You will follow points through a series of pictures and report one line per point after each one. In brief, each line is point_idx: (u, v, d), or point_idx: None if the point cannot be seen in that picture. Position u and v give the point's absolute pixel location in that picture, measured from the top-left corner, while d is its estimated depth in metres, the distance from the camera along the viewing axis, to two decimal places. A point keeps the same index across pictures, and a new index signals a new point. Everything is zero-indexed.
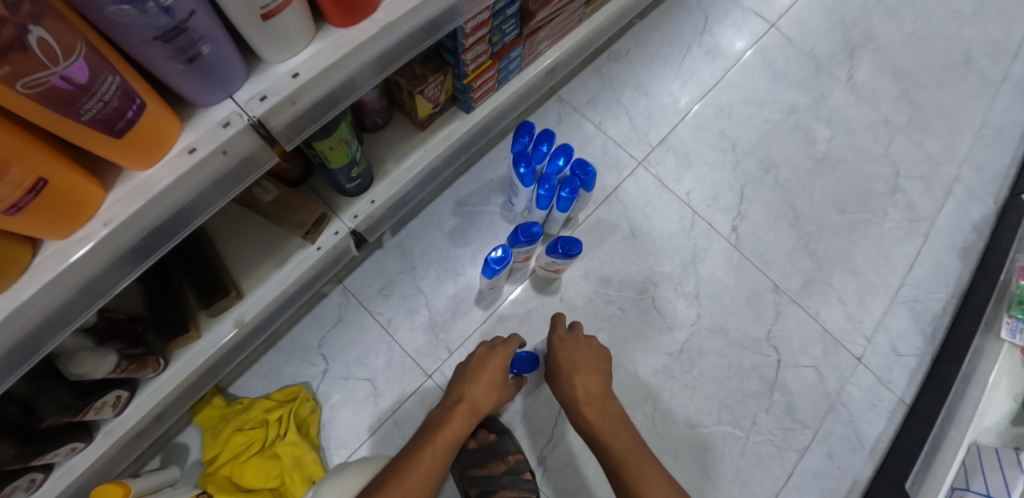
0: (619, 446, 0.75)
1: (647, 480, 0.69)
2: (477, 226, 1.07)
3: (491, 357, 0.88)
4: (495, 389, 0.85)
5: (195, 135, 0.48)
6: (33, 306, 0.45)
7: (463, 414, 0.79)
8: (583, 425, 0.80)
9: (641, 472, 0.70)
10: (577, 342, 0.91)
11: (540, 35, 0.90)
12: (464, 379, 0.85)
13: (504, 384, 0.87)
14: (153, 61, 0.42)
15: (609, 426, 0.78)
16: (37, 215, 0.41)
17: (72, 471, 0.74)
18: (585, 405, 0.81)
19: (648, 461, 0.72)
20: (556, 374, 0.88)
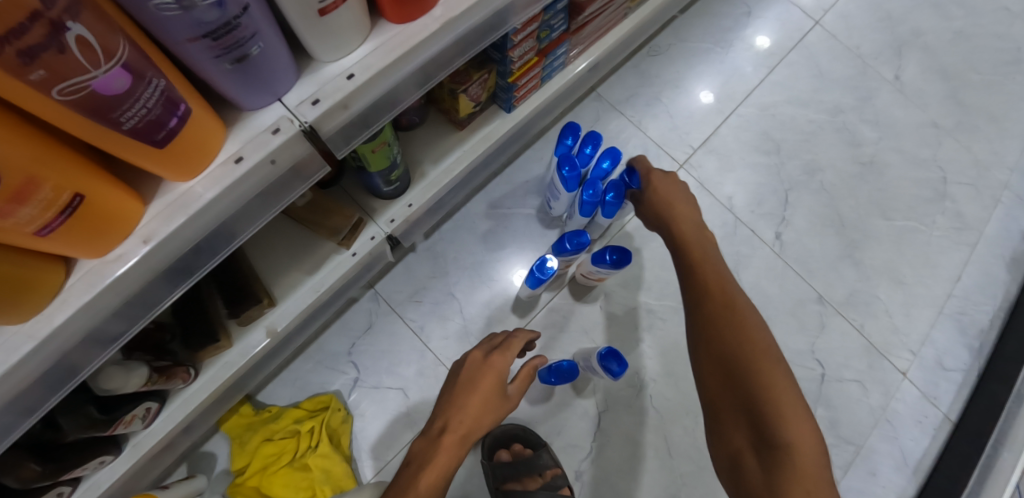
0: (724, 319, 0.59)
1: (760, 371, 0.54)
2: (512, 229, 1.02)
3: (488, 366, 0.67)
4: (492, 408, 0.64)
5: (240, 144, 0.44)
6: (64, 332, 0.42)
7: (455, 445, 0.60)
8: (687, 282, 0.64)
9: (756, 356, 0.55)
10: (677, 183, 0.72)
11: (586, 30, 0.85)
12: (452, 401, 0.64)
13: (504, 397, 0.66)
14: (198, 62, 0.37)
15: (719, 286, 0.62)
16: (70, 235, 0.37)
17: (97, 486, 0.71)
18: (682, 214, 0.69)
19: (766, 340, 0.57)
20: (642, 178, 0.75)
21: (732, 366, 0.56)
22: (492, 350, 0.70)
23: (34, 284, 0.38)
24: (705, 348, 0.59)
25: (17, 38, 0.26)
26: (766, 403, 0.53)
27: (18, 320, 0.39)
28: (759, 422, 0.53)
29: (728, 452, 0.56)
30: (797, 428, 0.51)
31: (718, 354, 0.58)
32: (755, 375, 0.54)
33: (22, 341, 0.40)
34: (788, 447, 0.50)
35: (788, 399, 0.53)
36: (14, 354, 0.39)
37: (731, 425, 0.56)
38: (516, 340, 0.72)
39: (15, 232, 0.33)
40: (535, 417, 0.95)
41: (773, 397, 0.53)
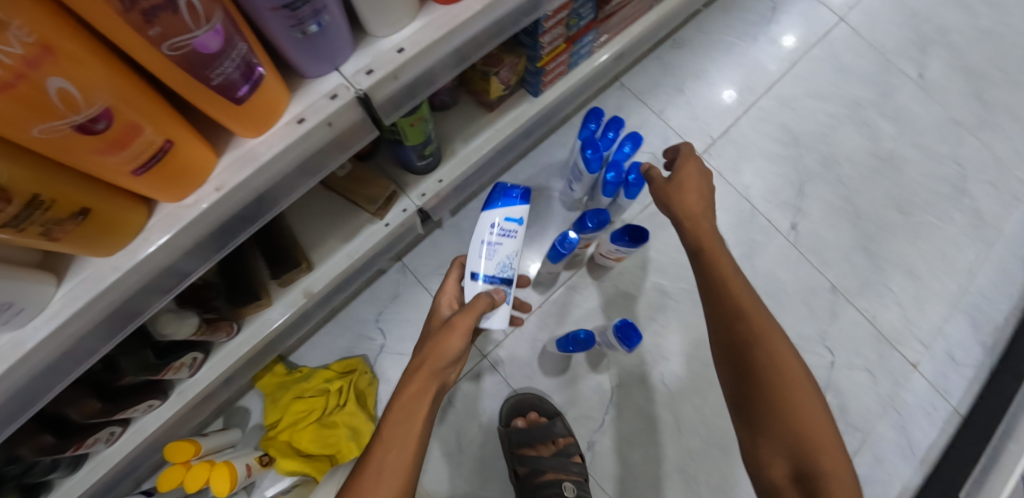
0: (779, 367, 0.60)
1: (816, 423, 0.58)
2: (534, 210, 1.07)
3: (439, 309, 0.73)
4: (439, 337, 0.65)
5: (303, 106, 0.49)
6: (141, 269, 0.49)
7: (409, 404, 0.61)
8: (730, 312, 0.64)
9: (808, 404, 0.59)
10: (699, 190, 0.75)
11: (612, 20, 0.89)
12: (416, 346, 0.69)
13: (450, 325, 0.66)
14: (275, 31, 0.42)
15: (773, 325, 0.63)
16: (157, 179, 0.43)
17: (143, 430, 0.80)
18: (702, 218, 0.73)
19: (800, 372, 0.60)
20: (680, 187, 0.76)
21: (789, 415, 0.58)
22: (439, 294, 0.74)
23: (120, 219, 0.45)
24: (752, 384, 0.61)
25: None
26: (817, 452, 0.56)
27: (105, 254, 0.46)
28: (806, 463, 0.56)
29: (766, 482, 0.59)
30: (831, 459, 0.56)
31: (773, 395, 0.59)
32: (813, 425, 0.58)
33: (109, 271, 0.47)
34: (824, 477, 0.55)
35: (838, 452, 0.57)
36: (102, 281, 0.47)
37: (767, 461, 0.59)
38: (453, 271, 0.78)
39: (114, 168, 0.40)
40: (548, 389, 1.00)
41: (820, 446, 0.57)
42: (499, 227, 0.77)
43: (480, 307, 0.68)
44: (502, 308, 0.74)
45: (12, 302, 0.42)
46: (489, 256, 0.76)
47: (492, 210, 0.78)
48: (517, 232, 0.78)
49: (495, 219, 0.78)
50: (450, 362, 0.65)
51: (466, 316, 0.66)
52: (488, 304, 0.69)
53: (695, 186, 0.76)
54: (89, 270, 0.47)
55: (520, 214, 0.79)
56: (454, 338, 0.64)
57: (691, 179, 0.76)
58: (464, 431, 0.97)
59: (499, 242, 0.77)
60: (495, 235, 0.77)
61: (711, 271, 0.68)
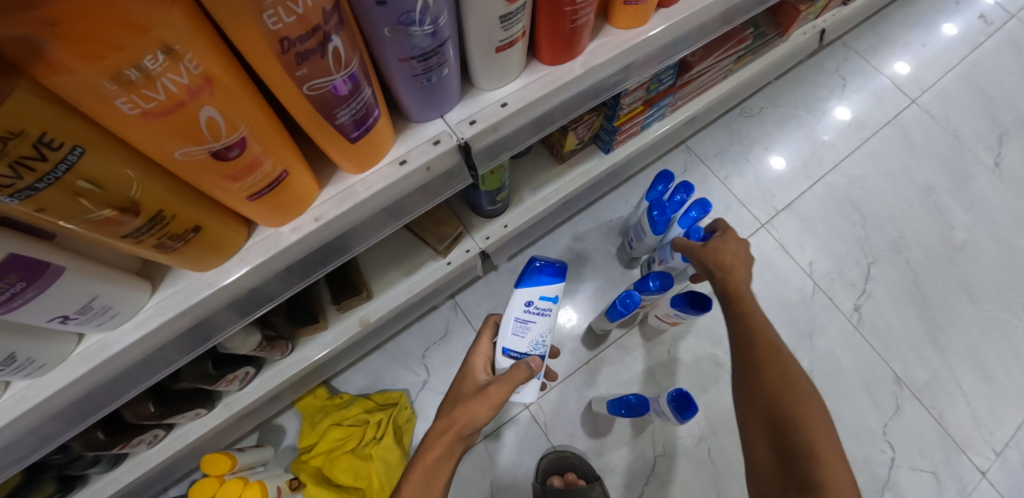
0: (786, 389, 0.62)
1: (819, 442, 0.58)
2: (591, 264, 1.07)
3: (473, 371, 0.73)
4: (470, 405, 0.65)
5: (406, 149, 0.51)
6: (230, 289, 0.51)
7: (429, 469, 0.63)
8: (744, 339, 0.68)
9: (809, 418, 0.60)
10: (735, 247, 0.75)
11: (688, 87, 0.91)
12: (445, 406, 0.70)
13: (481, 393, 0.66)
14: (398, 79, 0.45)
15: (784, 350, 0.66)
16: (266, 206, 0.46)
17: (186, 436, 0.81)
18: (733, 267, 0.73)
19: (805, 388, 0.62)
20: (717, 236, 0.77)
21: (786, 425, 0.60)
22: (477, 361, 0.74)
23: (224, 239, 0.47)
24: (756, 401, 0.64)
25: (299, 42, 0.34)
26: (818, 466, 0.56)
27: (202, 270, 0.49)
28: (796, 470, 0.57)
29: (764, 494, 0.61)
30: (832, 472, 0.56)
31: (773, 407, 0.62)
32: (811, 438, 0.58)
33: (201, 287, 0.49)
34: (821, 488, 0.54)
35: (840, 467, 0.56)
36: (193, 296, 0.49)
37: (765, 472, 0.61)
38: (485, 332, 0.78)
39: (234, 193, 0.42)
40: (588, 449, 0.96)
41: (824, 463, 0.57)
42: (534, 306, 0.74)
43: (515, 377, 0.67)
44: (532, 383, 0.73)
45: (110, 306, 0.44)
46: (524, 334, 0.73)
47: (526, 287, 0.75)
48: (551, 311, 0.75)
49: (530, 297, 0.74)
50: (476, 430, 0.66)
51: (499, 386, 0.65)
52: (525, 375, 0.67)
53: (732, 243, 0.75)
54: (183, 284, 0.50)
55: (554, 292, 0.76)
56: (484, 406, 0.64)
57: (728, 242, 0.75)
58: (497, 481, 0.94)
59: (533, 320, 0.74)
60: (530, 312, 0.74)
61: (740, 313, 0.70)
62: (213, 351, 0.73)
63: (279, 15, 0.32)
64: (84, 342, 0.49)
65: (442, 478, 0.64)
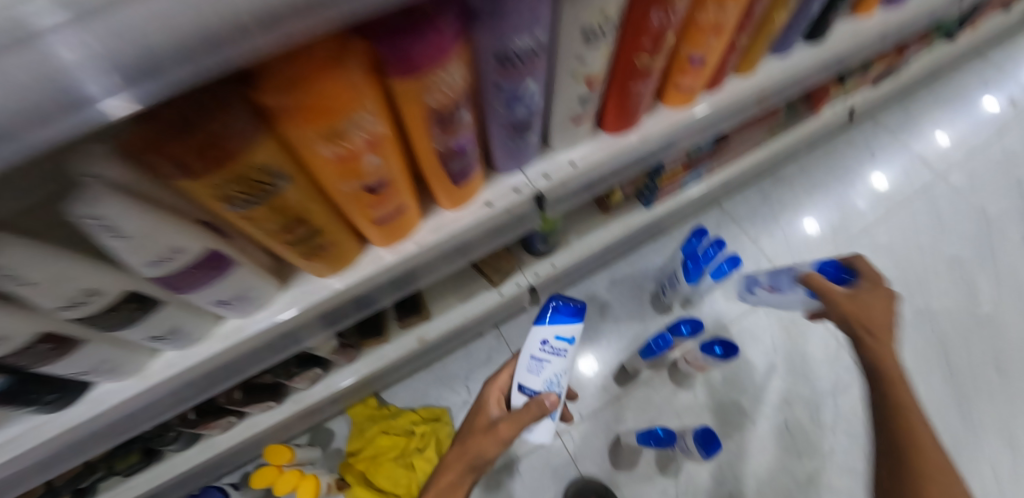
0: (943, 472, 0.71)
1: None
2: (627, 307, 1.16)
3: (487, 406, 0.84)
4: (481, 438, 0.76)
5: (491, 193, 0.64)
6: (340, 294, 0.63)
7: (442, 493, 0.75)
8: (898, 420, 0.77)
9: None
10: (888, 301, 0.79)
11: (724, 155, 1.02)
12: (461, 437, 0.82)
13: (490, 430, 0.77)
14: (497, 139, 0.58)
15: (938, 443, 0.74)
16: (386, 229, 0.58)
17: (255, 425, 0.93)
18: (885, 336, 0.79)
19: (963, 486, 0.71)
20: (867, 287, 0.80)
21: None
22: (492, 398, 0.84)
23: (346, 252, 0.59)
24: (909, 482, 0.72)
25: (445, 115, 0.46)
26: None
27: (324, 275, 0.61)
28: None
29: None
30: None
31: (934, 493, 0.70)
32: None
33: (320, 290, 0.62)
34: None
35: None
36: (313, 298, 0.62)
37: None
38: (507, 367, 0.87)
39: (368, 219, 0.54)
40: (614, 480, 1.03)
41: None
42: (550, 345, 0.80)
43: (522, 418, 0.74)
44: (544, 422, 0.79)
45: (251, 297, 0.57)
46: (537, 372, 0.79)
47: (543, 326, 0.81)
48: (566, 351, 0.80)
49: (546, 336, 0.80)
50: (486, 461, 0.77)
51: (506, 424, 0.75)
52: (533, 414, 0.74)
53: (884, 303, 0.79)
54: (304, 287, 0.62)
55: (570, 331, 0.82)
56: (492, 442, 0.75)
57: (869, 293, 0.80)
58: None
59: (547, 359, 0.80)
60: (545, 351, 0.80)
61: (895, 395, 0.78)
62: (298, 355, 0.86)
63: (437, 98, 0.44)
64: (220, 324, 0.61)
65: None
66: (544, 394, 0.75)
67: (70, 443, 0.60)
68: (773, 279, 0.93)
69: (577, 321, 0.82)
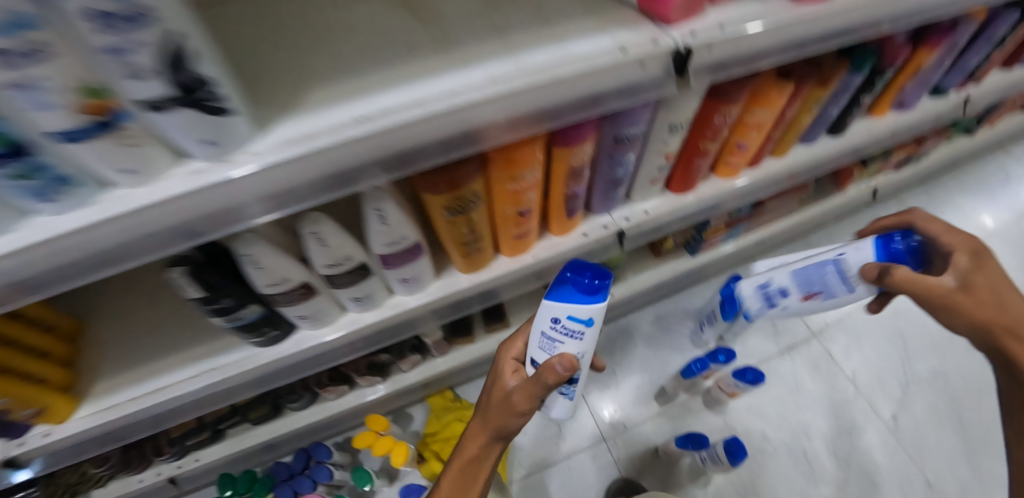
0: None
1: None
2: (669, 338, 1.38)
3: (504, 376, 0.75)
4: (500, 413, 0.69)
5: (587, 227, 0.90)
6: (474, 287, 0.89)
7: (464, 469, 0.73)
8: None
9: None
10: (999, 283, 0.75)
11: (761, 217, 1.25)
12: (478, 414, 0.76)
13: (510, 402, 0.69)
14: (598, 190, 0.84)
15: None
16: (517, 243, 0.84)
17: (361, 395, 1.22)
18: (1001, 319, 0.73)
19: None
20: (970, 269, 0.75)
21: None
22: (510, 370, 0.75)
23: (487, 258, 0.86)
24: None
25: (577, 172, 0.73)
26: None
27: (468, 272, 0.87)
28: None
29: None
30: None
31: None
32: None
33: (462, 283, 0.88)
34: None
35: None
36: (454, 288, 0.87)
37: None
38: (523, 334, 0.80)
39: (511, 235, 0.81)
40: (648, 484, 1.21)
41: None
42: (561, 324, 0.66)
43: (533, 392, 0.65)
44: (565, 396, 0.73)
45: (420, 280, 0.83)
46: (550, 352, 0.68)
47: (553, 303, 0.66)
48: (581, 333, 0.66)
49: (557, 314, 0.66)
50: (507, 436, 0.72)
51: (525, 393, 0.66)
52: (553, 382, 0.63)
53: (993, 287, 0.75)
54: (450, 280, 0.88)
55: (588, 310, 0.65)
56: (510, 417, 0.68)
57: (971, 282, 0.75)
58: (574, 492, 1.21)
59: (560, 339, 0.67)
60: (558, 331, 0.67)
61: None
62: (413, 341, 1.15)
63: (576, 162, 0.71)
64: (390, 298, 0.87)
65: (479, 475, 0.73)
66: (557, 360, 0.63)
67: (277, 368, 0.89)
68: (809, 284, 0.88)
69: (597, 300, 0.64)
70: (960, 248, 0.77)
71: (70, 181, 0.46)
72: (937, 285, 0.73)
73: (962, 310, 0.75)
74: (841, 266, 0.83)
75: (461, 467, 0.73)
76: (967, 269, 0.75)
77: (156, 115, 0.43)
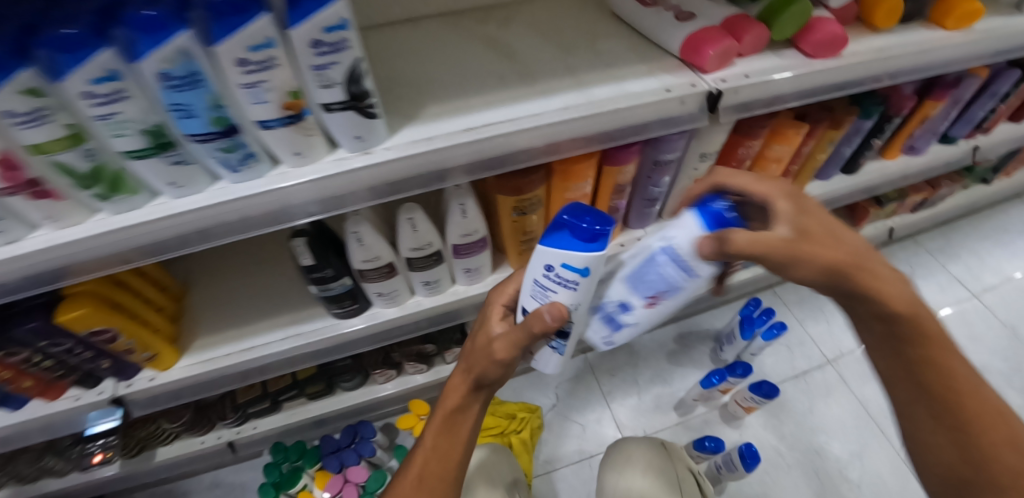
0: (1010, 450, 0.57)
1: None
2: (690, 355, 1.50)
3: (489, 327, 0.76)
4: (483, 360, 0.70)
5: (625, 238, 1.03)
6: None
7: (450, 419, 0.73)
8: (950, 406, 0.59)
9: None
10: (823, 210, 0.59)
11: None
12: (462, 365, 0.76)
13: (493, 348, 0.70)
14: (637, 207, 0.98)
15: (953, 342, 0.60)
16: None
17: (406, 381, 1.39)
18: (829, 249, 0.57)
19: None
20: (800, 210, 0.58)
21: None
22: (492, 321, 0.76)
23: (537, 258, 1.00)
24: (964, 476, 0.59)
25: (620, 188, 0.88)
26: None
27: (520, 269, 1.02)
28: None
29: None
30: None
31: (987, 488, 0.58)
32: None
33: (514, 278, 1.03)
34: None
35: None
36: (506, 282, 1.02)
37: None
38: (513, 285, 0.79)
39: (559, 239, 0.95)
40: None
41: None
42: (554, 273, 0.62)
43: (517, 337, 0.67)
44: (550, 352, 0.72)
45: (479, 272, 0.98)
46: (542, 301, 0.65)
47: (548, 250, 0.61)
48: (574, 284, 0.61)
49: (552, 261, 0.61)
50: (491, 383, 0.72)
51: (508, 339, 0.68)
52: (539, 328, 0.63)
53: (830, 225, 0.58)
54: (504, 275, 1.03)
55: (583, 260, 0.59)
56: (492, 364, 0.69)
57: (813, 224, 0.58)
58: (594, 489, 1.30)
59: (553, 289, 0.63)
60: (551, 279, 0.63)
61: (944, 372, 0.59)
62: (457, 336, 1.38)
63: (621, 180, 0.86)
64: (452, 286, 1.02)
65: (464, 425, 0.73)
66: (547, 311, 0.63)
67: (349, 338, 1.05)
68: (647, 286, 0.62)
69: (596, 248, 0.59)
70: (779, 194, 0.59)
71: (255, 157, 0.63)
72: (778, 244, 0.55)
73: (805, 264, 0.56)
74: (672, 253, 0.58)
75: (447, 416, 0.74)
76: (786, 207, 0.58)
77: (328, 115, 0.60)
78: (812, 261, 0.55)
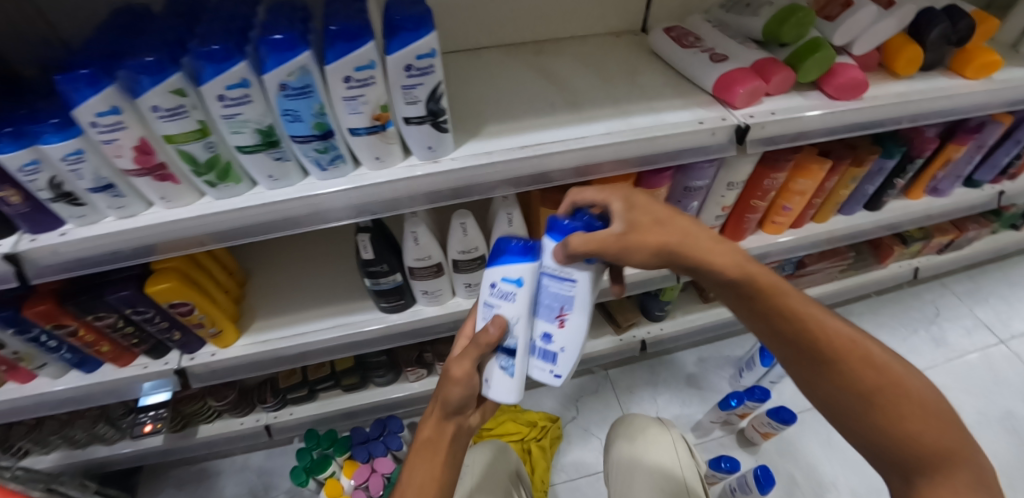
0: (868, 369, 0.61)
1: (923, 432, 0.58)
2: (709, 379, 1.54)
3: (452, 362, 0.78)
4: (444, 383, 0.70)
5: None
6: None
7: (426, 450, 0.69)
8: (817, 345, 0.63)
9: (905, 419, 0.58)
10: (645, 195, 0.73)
11: (801, 279, 1.41)
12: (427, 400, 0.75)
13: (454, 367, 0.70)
14: None
15: (789, 285, 0.67)
16: None
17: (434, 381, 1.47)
18: (649, 225, 0.70)
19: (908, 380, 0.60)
20: (629, 204, 0.71)
21: (890, 429, 0.59)
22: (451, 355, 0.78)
23: None
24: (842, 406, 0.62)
25: None
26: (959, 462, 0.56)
27: None
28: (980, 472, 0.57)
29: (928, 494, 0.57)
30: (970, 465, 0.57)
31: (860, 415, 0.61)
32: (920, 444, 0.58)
33: None
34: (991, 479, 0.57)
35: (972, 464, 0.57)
36: None
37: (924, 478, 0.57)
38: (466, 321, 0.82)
39: None
40: None
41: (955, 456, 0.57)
42: (496, 288, 0.71)
43: (472, 353, 0.69)
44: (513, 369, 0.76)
45: None
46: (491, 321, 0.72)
47: (492, 267, 0.71)
48: (513, 294, 0.69)
49: (494, 278, 0.71)
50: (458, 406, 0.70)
51: (466, 356, 0.69)
52: (488, 341, 0.68)
53: (655, 209, 0.72)
54: None
55: (521, 270, 0.69)
56: (455, 384, 0.68)
57: (637, 211, 0.71)
58: None
59: (497, 304, 0.71)
60: (495, 296, 0.71)
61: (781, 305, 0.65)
62: None
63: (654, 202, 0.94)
64: None
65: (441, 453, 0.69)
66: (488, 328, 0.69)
67: (390, 333, 1.14)
68: (551, 303, 0.71)
69: (528, 260, 0.69)
70: (614, 196, 0.72)
71: (341, 158, 0.73)
72: (601, 232, 0.67)
73: (634, 241, 0.69)
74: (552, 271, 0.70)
75: (424, 447, 0.70)
76: (619, 204, 0.71)
77: (409, 127, 0.70)
78: (631, 240, 0.68)
